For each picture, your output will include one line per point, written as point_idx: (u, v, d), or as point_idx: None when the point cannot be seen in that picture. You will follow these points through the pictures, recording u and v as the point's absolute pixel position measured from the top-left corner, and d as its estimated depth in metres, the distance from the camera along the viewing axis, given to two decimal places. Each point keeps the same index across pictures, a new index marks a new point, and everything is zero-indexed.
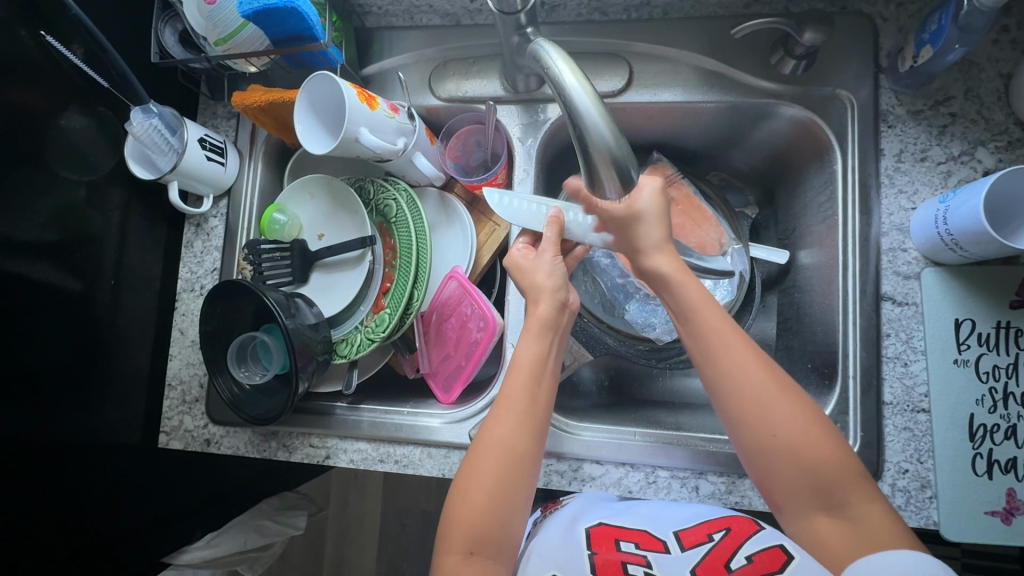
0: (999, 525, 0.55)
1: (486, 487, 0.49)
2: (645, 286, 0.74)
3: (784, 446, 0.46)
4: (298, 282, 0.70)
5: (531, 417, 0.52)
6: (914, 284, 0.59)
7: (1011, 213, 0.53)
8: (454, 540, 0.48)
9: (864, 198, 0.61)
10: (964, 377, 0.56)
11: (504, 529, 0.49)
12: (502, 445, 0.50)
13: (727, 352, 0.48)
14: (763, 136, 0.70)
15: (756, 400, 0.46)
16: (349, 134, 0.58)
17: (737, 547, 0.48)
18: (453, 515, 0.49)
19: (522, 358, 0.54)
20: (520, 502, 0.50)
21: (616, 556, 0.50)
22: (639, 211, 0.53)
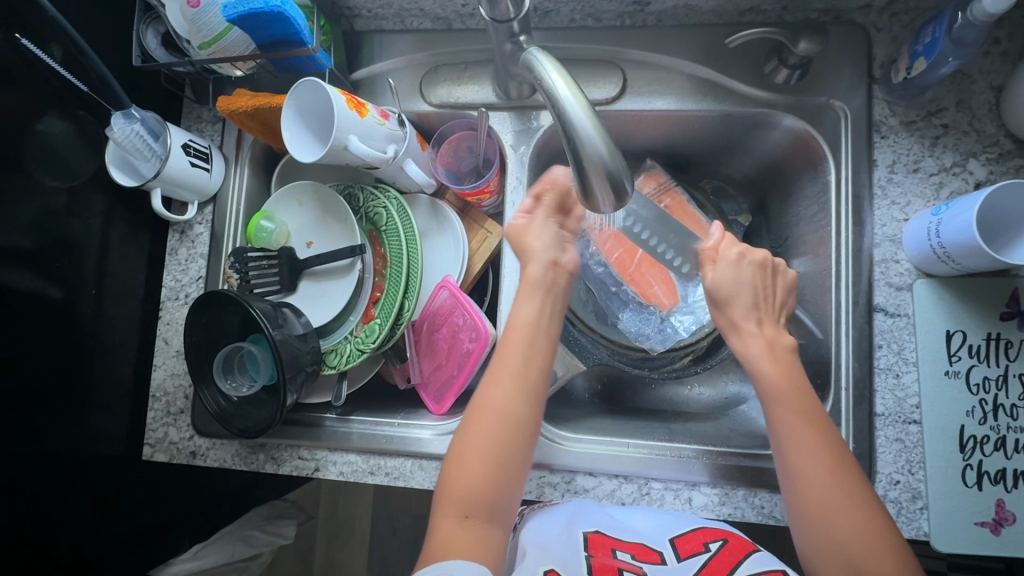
0: (988, 536, 0.55)
1: (481, 454, 0.50)
2: (639, 294, 0.73)
3: (835, 536, 0.46)
4: (286, 291, 0.68)
5: (528, 377, 0.52)
6: (906, 295, 0.59)
7: (1003, 226, 0.53)
8: (450, 504, 0.49)
9: (857, 209, 0.61)
10: (955, 389, 0.57)
11: (500, 495, 0.50)
12: (496, 406, 0.51)
13: (806, 447, 0.48)
14: (757, 145, 0.70)
15: (824, 497, 0.47)
16: (338, 142, 0.57)
17: (736, 563, 0.49)
18: (448, 479, 0.50)
19: (520, 320, 0.54)
20: (516, 472, 0.50)
21: (613, 563, 0.49)
22: (733, 282, 0.55)
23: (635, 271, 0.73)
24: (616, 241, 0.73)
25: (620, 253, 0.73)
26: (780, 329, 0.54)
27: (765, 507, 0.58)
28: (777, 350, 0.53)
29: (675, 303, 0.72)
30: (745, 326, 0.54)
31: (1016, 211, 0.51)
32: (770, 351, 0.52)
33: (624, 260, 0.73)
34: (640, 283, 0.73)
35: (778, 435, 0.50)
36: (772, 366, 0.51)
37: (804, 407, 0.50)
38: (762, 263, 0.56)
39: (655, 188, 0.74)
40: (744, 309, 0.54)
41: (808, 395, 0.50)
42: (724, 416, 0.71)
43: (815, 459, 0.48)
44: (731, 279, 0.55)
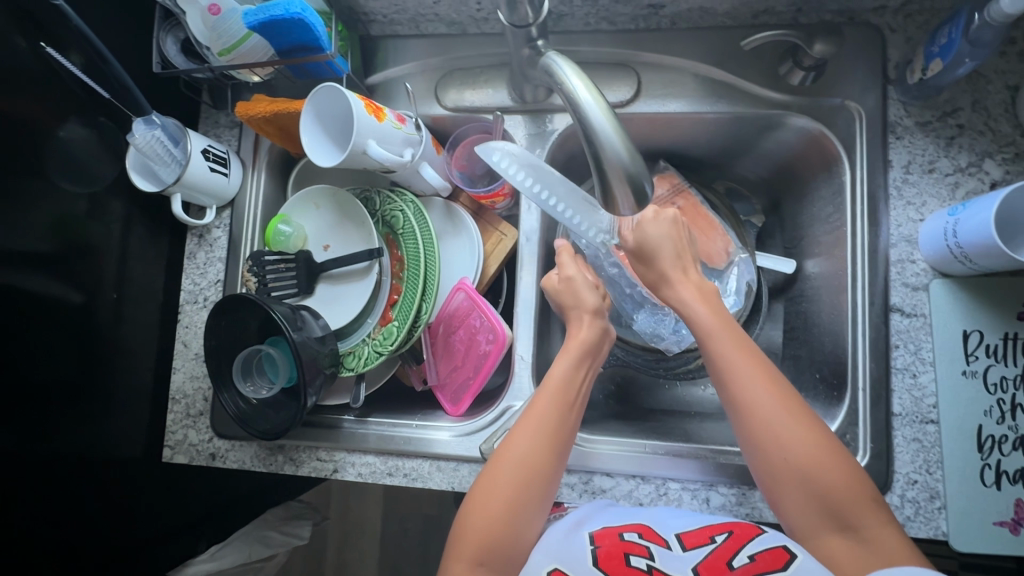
0: (1007, 535, 0.55)
1: (503, 506, 0.50)
2: (654, 295, 0.72)
3: (789, 458, 0.47)
4: (303, 294, 0.69)
5: (556, 438, 0.53)
6: (922, 295, 0.59)
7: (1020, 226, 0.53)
8: (465, 548, 0.49)
9: (873, 209, 0.61)
10: (973, 389, 0.57)
11: (516, 546, 0.50)
12: (524, 456, 0.52)
13: (750, 380, 0.49)
14: (770, 147, 0.70)
15: (770, 421, 0.48)
16: (357, 147, 0.57)
17: (738, 548, 0.48)
18: (466, 522, 0.51)
19: (554, 378, 0.56)
20: (532, 525, 0.51)
21: (619, 547, 0.49)
22: (657, 235, 0.59)
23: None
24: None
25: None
26: (703, 275, 0.58)
27: None
28: (705, 297, 0.55)
29: None
30: (672, 276, 0.57)
31: None
32: (705, 300, 0.55)
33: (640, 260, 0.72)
34: None
35: (721, 374, 0.50)
36: (705, 311, 0.54)
37: (739, 341, 0.51)
38: (678, 220, 0.60)
39: (668, 190, 0.75)
40: (667, 262, 0.58)
41: (736, 328, 0.52)
42: None
43: (761, 389, 0.48)
44: (656, 236, 0.59)
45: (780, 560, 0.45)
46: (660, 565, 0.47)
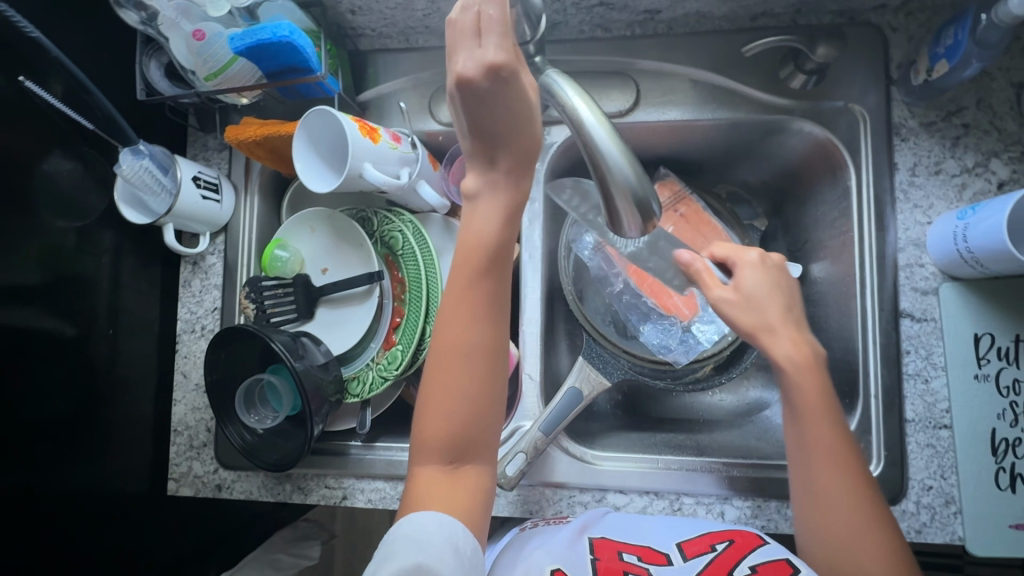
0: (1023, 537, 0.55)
1: (460, 403, 0.48)
2: (659, 305, 0.72)
3: (834, 525, 0.47)
4: (303, 318, 0.68)
5: (495, 318, 0.50)
6: (932, 299, 0.58)
7: None
8: (430, 448, 0.48)
9: (879, 213, 0.60)
10: (986, 392, 0.56)
11: (479, 439, 0.49)
12: (468, 344, 0.49)
13: (826, 467, 0.48)
14: (772, 150, 0.69)
15: (828, 490, 0.48)
16: (353, 170, 0.56)
17: (740, 557, 0.49)
18: (424, 424, 0.49)
19: (477, 240, 0.50)
20: (493, 421, 0.50)
21: (619, 564, 0.50)
22: (756, 287, 0.53)
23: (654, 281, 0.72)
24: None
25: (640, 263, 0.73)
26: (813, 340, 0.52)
27: None
28: (809, 365, 0.50)
29: (695, 314, 0.71)
30: (780, 330, 0.51)
31: None
32: (801, 367, 0.50)
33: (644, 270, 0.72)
34: (660, 294, 0.72)
35: (799, 437, 0.50)
36: (806, 382, 0.50)
37: (834, 429, 0.49)
38: (780, 269, 0.55)
39: (670, 198, 0.74)
40: (777, 316, 0.52)
41: (836, 416, 0.49)
42: (751, 423, 0.71)
43: (835, 478, 0.48)
44: (756, 283, 0.53)
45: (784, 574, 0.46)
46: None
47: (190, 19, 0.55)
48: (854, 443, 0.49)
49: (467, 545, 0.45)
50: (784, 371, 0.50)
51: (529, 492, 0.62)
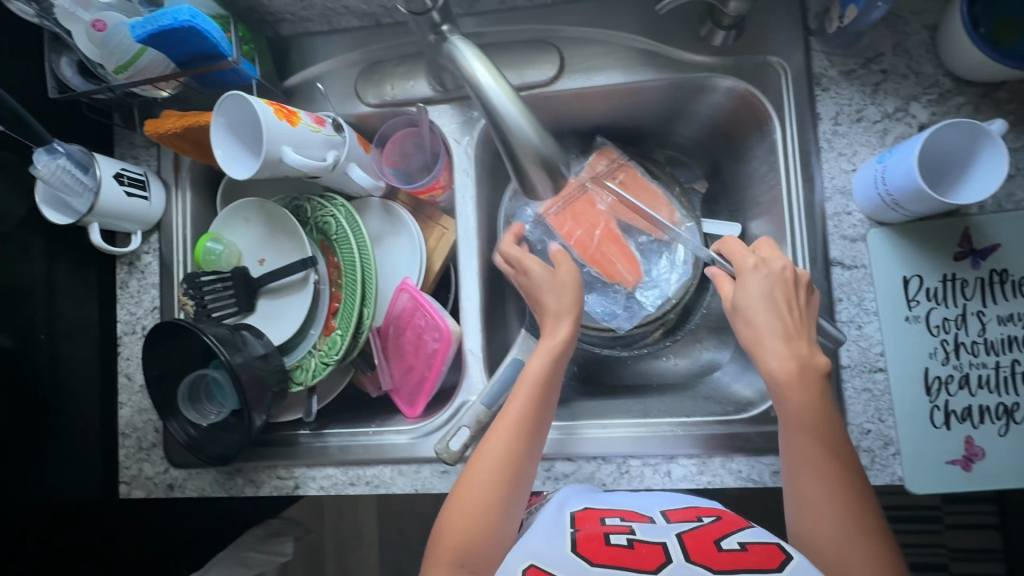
0: (960, 473, 0.56)
1: (479, 511, 0.49)
2: (603, 274, 0.71)
3: (822, 532, 0.47)
4: (244, 311, 0.67)
5: (522, 444, 0.52)
6: (861, 246, 0.59)
7: (946, 170, 0.53)
8: (442, 555, 0.48)
9: (805, 165, 0.60)
10: (917, 333, 0.57)
11: (494, 546, 0.48)
12: (496, 455, 0.51)
13: (813, 470, 0.48)
14: (704, 111, 0.69)
15: (816, 494, 0.48)
16: (272, 154, 0.55)
17: (729, 532, 0.47)
18: (447, 524, 0.49)
19: (530, 376, 0.55)
20: (510, 525, 0.49)
21: (600, 529, 0.48)
22: (753, 297, 0.53)
23: (596, 251, 0.71)
24: (574, 223, 0.72)
25: (580, 235, 0.71)
26: (814, 350, 0.51)
27: (742, 471, 0.59)
28: (796, 375, 0.49)
29: (639, 279, 0.70)
30: (769, 343, 0.51)
31: (958, 152, 0.51)
32: (794, 377, 0.49)
33: (585, 241, 0.71)
34: (602, 263, 0.71)
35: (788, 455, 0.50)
36: (793, 392, 0.49)
37: (830, 441, 0.48)
38: (785, 275, 0.53)
39: (608, 165, 0.73)
40: (765, 330, 0.52)
41: (829, 421, 0.49)
42: (700, 384, 0.73)
43: (820, 480, 0.48)
44: (755, 303, 0.53)
45: (776, 555, 0.44)
46: (641, 536, 0.47)
47: (88, 9, 0.54)
48: (843, 443, 0.49)
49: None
50: (770, 383, 0.50)
51: None
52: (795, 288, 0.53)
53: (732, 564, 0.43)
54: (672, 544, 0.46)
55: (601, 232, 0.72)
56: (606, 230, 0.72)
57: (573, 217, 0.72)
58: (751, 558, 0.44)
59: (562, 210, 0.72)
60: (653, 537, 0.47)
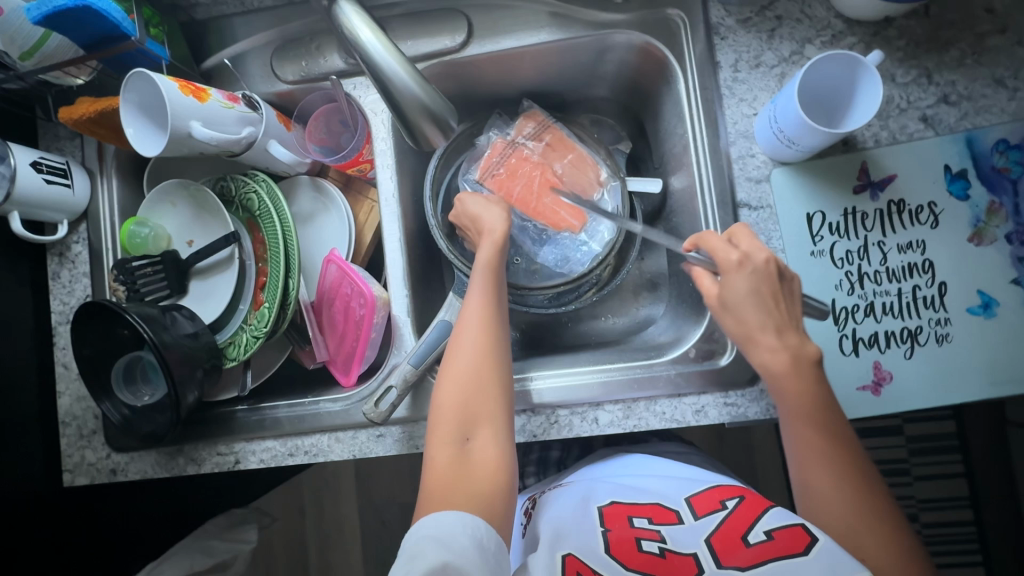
0: (871, 398, 0.57)
1: (468, 407, 0.52)
2: (549, 225, 0.71)
3: (828, 510, 0.50)
4: (177, 294, 0.68)
5: (493, 316, 0.56)
6: (765, 187, 0.60)
7: (835, 104, 0.54)
8: (443, 424, 0.52)
9: (710, 112, 0.62)
10: (823, 266, 0.59)
11: (493, 412, 0.52)
12: (471, 330, 0.55)
13: (817, 460, 0.51)
14: (618, 70, 0.71)
15: (817, 483, 0.51)
16: (178, 128, 0.56)
17: (754, 520, 0.51)
18: (441, 399, 0.53)
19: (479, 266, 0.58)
20: (504, 401, 0.53)
21: (630, 533, 0.53)
22: (740, 294, 0.52)
23: (540, 203, 0.71)
24: (511, 180, 0.72)
25: (521, 190, 0.71)
26: (804, 338, 0.52)
27: (666, 412, 0.60)
28: (790, 372, 0.50)
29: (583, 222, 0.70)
30: (761, 338, 0.51)
31: (843, 86, 0.52)
32: (788, 371, 0.50)
33: (526, 196, 0.71)
34: (547, 214, 0.71)
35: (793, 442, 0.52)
36: (791, 382, 0.51)
37: (830, 431, 0.51)
38: (767, 267, 0.52)
39: (535, 127, 0.74)
40: (754, 325, 0.52)
41: (827, 406, 0.51)
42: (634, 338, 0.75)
43: (829, 467, 0.50)
44: (745, 303, 0.52)
45: (801, 541, 0.47)
46: (672, 546, 0.51)
47: None
48: (844, 428, 0.51)
49: (484, 536, 0.46)
50: (767, 378, 0.52)
51: (412, 428, 0.63)
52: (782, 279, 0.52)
53: (757, 560, 0.47)
54: (703, 553, 0.50)
55: (537, 181, 0.72)
56: (543, 181, 0.72)
57: (507, 174, 0.72)
58: (776, 549, 0.47)
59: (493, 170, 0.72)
60: (685, 546, 0.51)
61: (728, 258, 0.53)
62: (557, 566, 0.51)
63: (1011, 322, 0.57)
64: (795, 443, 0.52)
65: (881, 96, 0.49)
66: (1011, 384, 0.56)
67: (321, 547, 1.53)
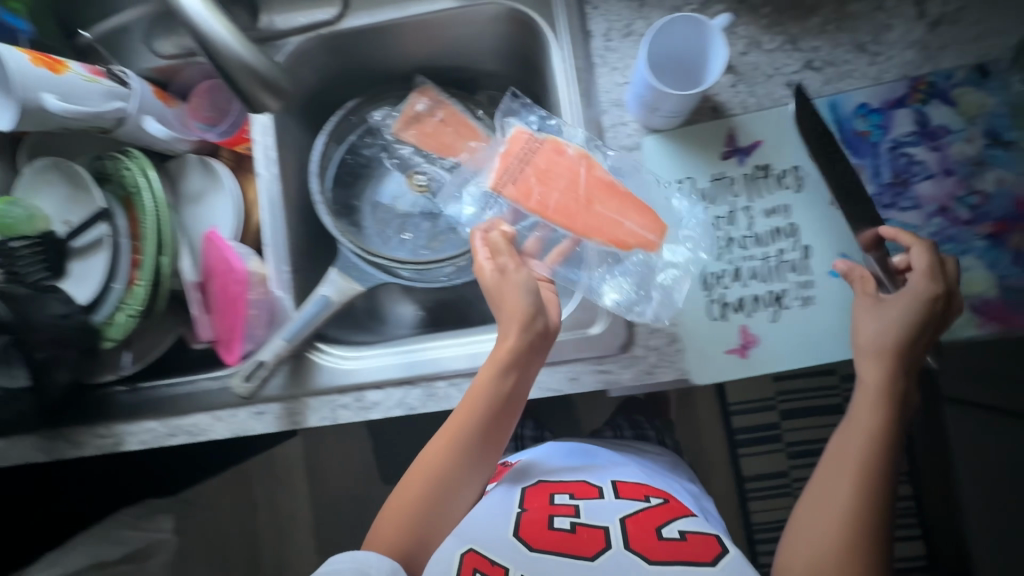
0: (738, 361, 0.58)
1: (414, 510, 0.59)
2: (611, 244, 0.60)
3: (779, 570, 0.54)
4: (54, 277, 0.65)
5: (456, 454, 0.59)
6: (636, 155, 0.61)
7: (689, 64, 0.54)
8: (384, 535, 0.60)
9: (583, 83, 0.62)
10: (692, 232, 0.60)
11: (432, 536, 0.60)
12: (432, 464, 0.60)
13: (805, 532, 0.53)
14: (504, 43, 0.70)
15: (792, 543, 0.54)
16: (29, 100, 0.54)
17: (668, 518, 0.61)
18: (388, 512, 0.61)
19: (486, 395, 0.57)
20: (444, 517, 0.60)
21: (543, 514, 0.61)
22: (875, 325, 0.53)
23: (589, 214, 0.59)
24: (539, 185, 0.60)
25: (559, 197, 0.60)
26: (903, 398, 0.54)
27: (541, 381, 0.61)
28: (875, 388, 0.53)
29: (657, 237, 0.59)
30: (874, 362, 0.53)
31: (689, 48, 0.53)
32: (883, 398, 0.53)
33: (567, 203, 0.60)
34: (607, 230, 0.59)
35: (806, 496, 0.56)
36: (852, 433, 0.54)
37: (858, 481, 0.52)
38: (929, 301, 0.52)
39: (428, 103, 0.73)
40: (890, 344, 0.53)
41: (869, 480, 0.52)
42: None
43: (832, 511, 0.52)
44: (877, 330, 0.53)
45: (712, 550, 0.57)
46: (584, 519, 0.60)
47: None
48: (869, 526, 0.51)
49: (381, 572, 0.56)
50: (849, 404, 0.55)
51: (293, 404, 0.63)
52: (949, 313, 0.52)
53: (668, 554, 0.57)
54: (614, 529, 0.59)
55: (585, 183, 0.60)
56: (595, 178, 0.60)
57: (538, 178, 0.61)
58: (689, 549, 0.57)
59: (513, 179, 0.61)
60: (597, 520, 0.60)
61: (913, 282, 0.52)
62: (456, 561, 0.58)
63: (872, 282, 0.57)
64: (806, 501, 0.55)
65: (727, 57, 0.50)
66: None
67: (274, 541, 1.52)
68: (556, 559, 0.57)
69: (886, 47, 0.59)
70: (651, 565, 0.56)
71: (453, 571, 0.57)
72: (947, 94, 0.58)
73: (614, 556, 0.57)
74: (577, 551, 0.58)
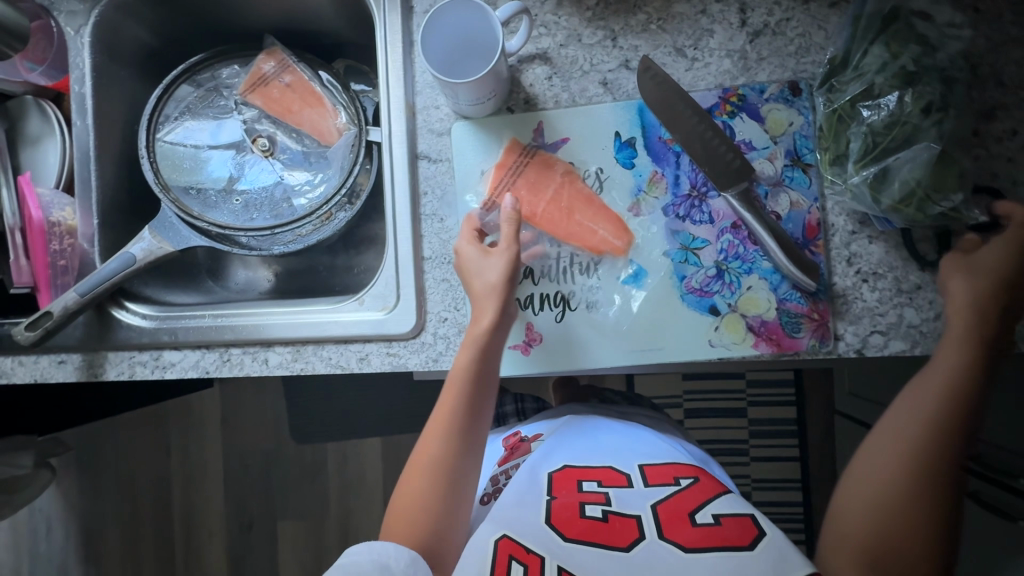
0: (520, 357, 0.59)
1: (420, 506, 0.56)
2: (584, 249, 0.59)
3: (861, 516, 0.52)
4: None
5: (452, 426, 0.57)
6: (446, 140, 0.60)
7: (472, 49, 0.55)
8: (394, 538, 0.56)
9: (400, 58, 0.60)
10: (490, 224, 0.60)
11: (442, 534, 0.56)
12: (432, 458, 0.57)
13: (880, 464, 0.53)
14: (347, 7, 0.69)
15: (872, 482, 0.53)
16: None
17: (705, 500, 0.55)
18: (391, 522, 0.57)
19: (458, 371, 0.55)
20: (439, 499, 0.56)
21: (575, 500, 0.56)
22: (993, 263, 0.51)
23: (568, 224, 0.59)
24: (529, 195, 0.59)
25: (545, 207, 0.59)
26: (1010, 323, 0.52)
27: (332, 357, 0.61)
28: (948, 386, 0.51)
29: (628, 242, 0.58)
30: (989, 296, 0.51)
31: (461, 37, 0.55)
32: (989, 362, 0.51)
33: (550, 212, 0.59)
34: (580, 235, 0.59)
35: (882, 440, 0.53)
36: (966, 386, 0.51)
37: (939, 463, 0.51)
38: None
39: (275, 66, 0.72)
40: (1004, 281, 0.51)
41: (930, 431, 0.51)
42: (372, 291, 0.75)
43: (898, 482, 0.52)
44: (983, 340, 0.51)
45: (749, 532, 0.51)
46: (615, 507, 0.55)
47: None
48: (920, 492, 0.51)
49: (400, 564, 0.52)
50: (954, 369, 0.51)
51: (92, 356, 0.63)
52: (756, 211, 0.54)
53: (701, 541, 0.51)
54: (647, 517, 0.54)
55: (568, 195, 0.59)
56: (574, 192, 0.59)
57: (529, 190, 0.60)
58: (722, 534, 0.51)
59: (507, 192, 0.60)
60: (629, 508, 0.55)
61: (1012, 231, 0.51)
62: (490, 550, 0.52)
63: (658, 290, 0.57)
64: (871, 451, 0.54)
65: (500, 50, 0.51)
66: (654, 354, 0.57)
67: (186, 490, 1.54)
68: (585, 551, 0.52)
69: (705, 53, 0.57)
70: (688, 554, 0.50)
71: (488, 564, 0.51)
72: (756, 108, 0.57)
73: (649, 547, 0.51)
74: (610, 542, 0.52)
